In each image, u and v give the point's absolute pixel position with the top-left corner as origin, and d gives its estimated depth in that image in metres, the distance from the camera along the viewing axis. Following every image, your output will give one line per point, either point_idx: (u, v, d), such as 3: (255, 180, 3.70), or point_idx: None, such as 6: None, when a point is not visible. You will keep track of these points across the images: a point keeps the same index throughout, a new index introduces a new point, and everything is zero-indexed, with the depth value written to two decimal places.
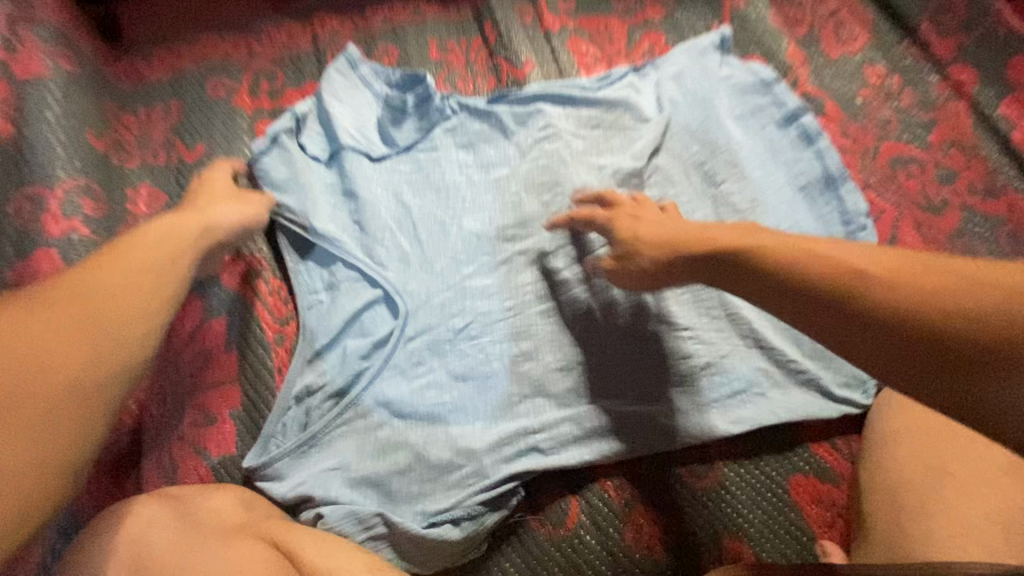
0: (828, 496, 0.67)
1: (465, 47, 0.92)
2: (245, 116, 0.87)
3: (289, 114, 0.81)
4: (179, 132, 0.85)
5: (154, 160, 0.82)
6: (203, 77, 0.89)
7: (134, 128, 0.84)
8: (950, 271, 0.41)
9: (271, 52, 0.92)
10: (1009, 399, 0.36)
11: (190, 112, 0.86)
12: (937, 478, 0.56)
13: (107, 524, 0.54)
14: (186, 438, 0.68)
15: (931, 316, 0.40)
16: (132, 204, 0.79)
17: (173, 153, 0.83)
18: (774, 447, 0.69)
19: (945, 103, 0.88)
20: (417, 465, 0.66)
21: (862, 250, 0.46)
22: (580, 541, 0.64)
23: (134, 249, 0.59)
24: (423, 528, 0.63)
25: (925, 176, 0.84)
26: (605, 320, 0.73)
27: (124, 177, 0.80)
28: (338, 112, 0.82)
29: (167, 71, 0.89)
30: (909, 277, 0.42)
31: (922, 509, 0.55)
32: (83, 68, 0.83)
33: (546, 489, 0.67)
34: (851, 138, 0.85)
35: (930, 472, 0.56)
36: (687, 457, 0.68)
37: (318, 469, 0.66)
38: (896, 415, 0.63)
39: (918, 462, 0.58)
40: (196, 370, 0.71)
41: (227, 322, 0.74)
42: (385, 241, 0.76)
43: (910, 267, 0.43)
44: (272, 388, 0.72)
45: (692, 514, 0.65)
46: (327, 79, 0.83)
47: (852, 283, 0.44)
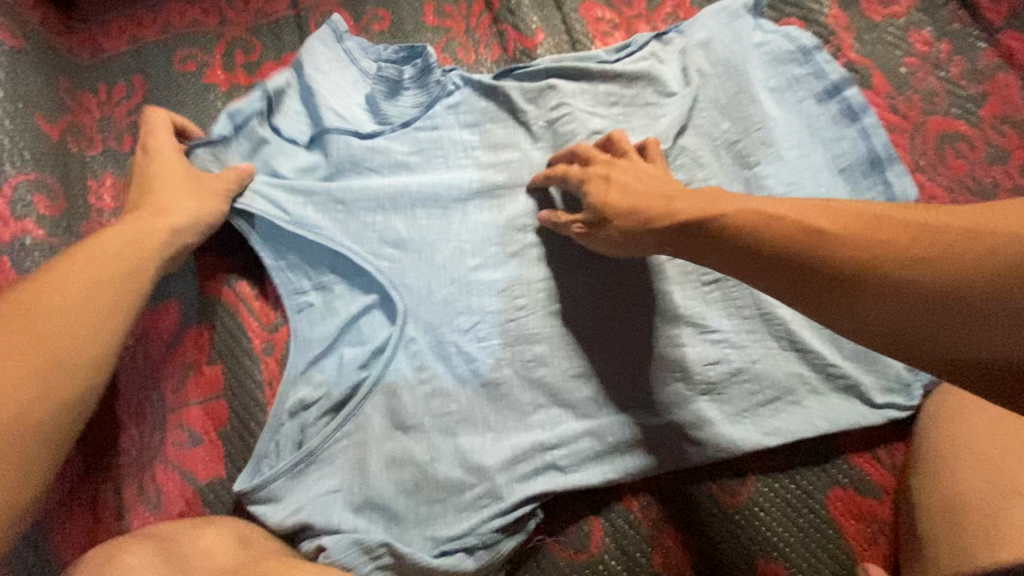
0: (871, 512, 0.61)
1: (465, 10, 0.82)
2: (218, 94, 0.77)
3: (260, 92, 0.70)
4: (145, 113, 0.75)
5: (119, 147, 0.73)
6: (169, 49, 0.78)
7: (95, 110, 0.75)
8: (904, 221, 0.39)
9: (245, 18, 0.81)
10: (954, 337, 0.36)
11: (158, 90, 0.77)
12: (1005, 497, 0.50)
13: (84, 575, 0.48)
14: (170, 462, 0.62)
15: (880, 267, 0.38)
16: (97, 199, 0.71)
17: (140, 138, 0.74)
18: (813, 458, 0.63)
19: (998, 73, 0.80)
20: (425, 485, 0.60)
21: (811, 205, 0.44)
22: (604, 566, 0.60)
23: (91, 260, 0.54)
24: (434, 557, 0.58)
25: (975, 156, 0.76)
26: (627, 321, 0.66)
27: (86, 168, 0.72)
28: (322, 87, 0.71)
29: (128, 41, 0.78)
30: (878, 240, 0.39)
31: (990, 531, 0.49)
32: (31, 40, 0.73)
33: (566, 510, 0.62)
34: (894, 114, 0.77)
35: (997, 491, 0.51)
36: (718, 472, 0.63)
37: (316, 493, 0.60)
38: (951, 426, 0.58)
39: (981, 481, 0.52)
40: (176, 386, 0.64)
41: (209, 330, 0.67)
42: (377, 230, 0.68)
43: (863, 220, 0.41)
44: (262, 404, 0.65)
45: (723, 535, 0.61)
46: (309, 49, 0.73)
47: (806, 240, 0.42)
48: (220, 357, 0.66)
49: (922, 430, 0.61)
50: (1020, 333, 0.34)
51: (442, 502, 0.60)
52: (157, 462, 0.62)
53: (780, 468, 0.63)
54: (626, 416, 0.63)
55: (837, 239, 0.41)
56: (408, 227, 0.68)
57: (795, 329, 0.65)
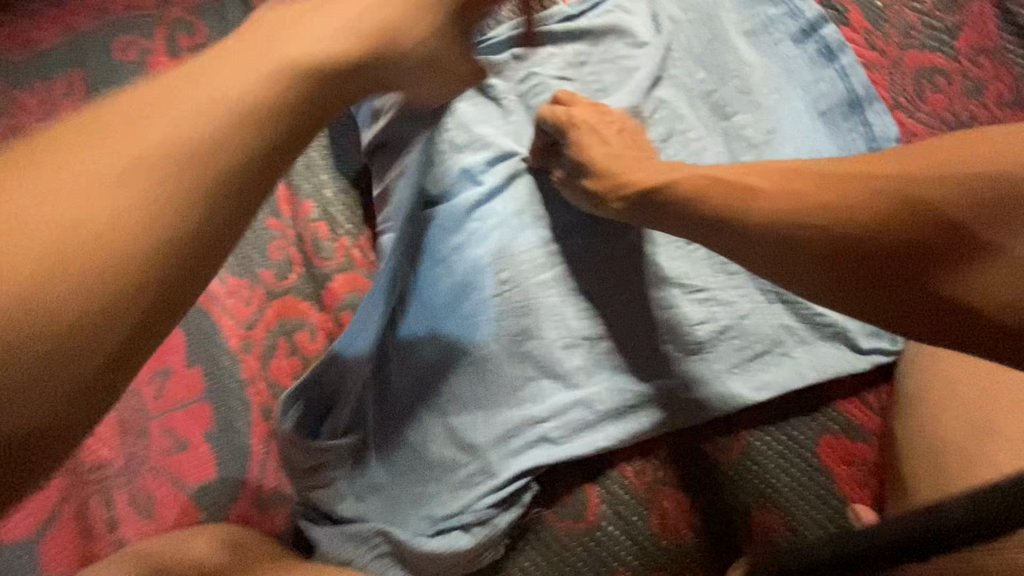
0: (860, 455, 0.62)
1: None
2: None
3: None
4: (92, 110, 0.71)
5: None
6: (107, 36, 0.73)
7: (34, 107, 0.70)
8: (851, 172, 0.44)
9: None
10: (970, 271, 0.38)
11: (99, 81, 0.72)
12: (979, 437, 0.50)
13: None
14: (159, 469, 0.61)
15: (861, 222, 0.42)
16: None
17: None
18: (801, 408, 0.64)
19: (973, 1, 0.77)
20: (417, 468, 0.61)
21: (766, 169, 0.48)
22: (602, 533, 0.60)
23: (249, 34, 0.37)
24: (431, 537, 0.58)
25: (952, 89, 0.74)
26: (610, 287, 0.66)
27: None
28: None
29: (59, 30, 0.73)
30: (844, 195, 0.43)
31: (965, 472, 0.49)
32: None
33: (561, 479, 0.63)
34: (870, 50, 0.75)
35: (974, 431, 0.50)
36: (711, 429, 0.63)
37: (311, 485, 0.60)
38: (935, 365, 0.57)
39: (961, 422, 0.52)
40: (158, 391, 0.63)
41: (184, 332, 0.64)
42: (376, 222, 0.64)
43: (812, 179, 0.45)
44: (246, 402, 0.64)
45: (717, 491, 0.61)
46: None
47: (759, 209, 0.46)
48: (199, 360, 0.64)
49: (907, 372, 0.61)
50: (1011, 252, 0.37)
51: (440, 487, 0.60)
52: (145, 473, 0.60)
53: (772, 422, 0.63)
54: (617, 382, 0.63)
55: (818, 202, 0.43)
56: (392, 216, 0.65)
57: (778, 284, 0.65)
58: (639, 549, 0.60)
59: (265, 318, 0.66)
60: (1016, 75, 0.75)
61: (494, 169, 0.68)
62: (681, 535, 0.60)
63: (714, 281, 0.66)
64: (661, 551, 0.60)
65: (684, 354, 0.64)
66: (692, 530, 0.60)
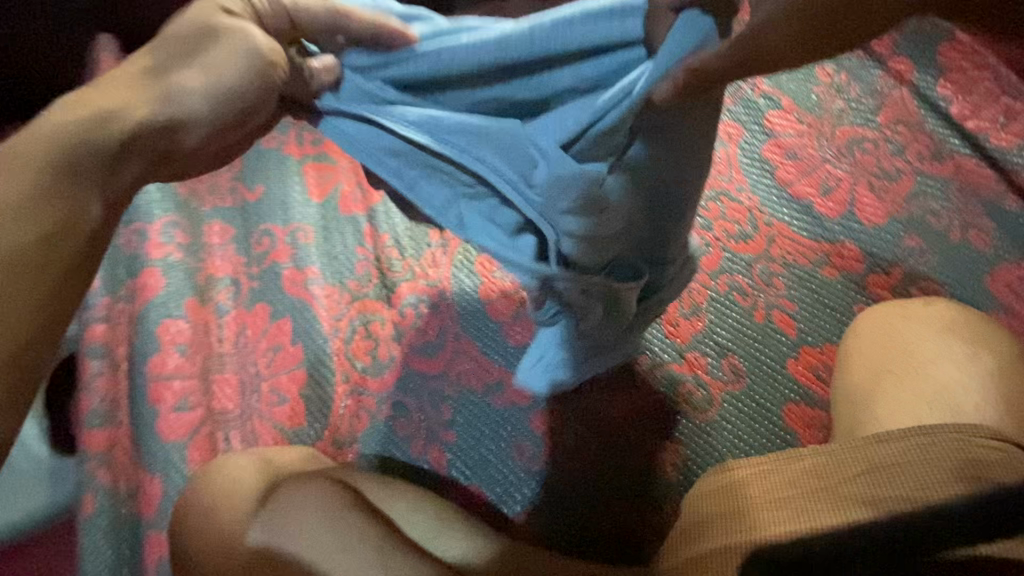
0: (818, 419, 0.76)
1: None
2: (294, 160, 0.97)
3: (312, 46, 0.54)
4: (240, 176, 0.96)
5: (223, 203, 0.93)
6: None
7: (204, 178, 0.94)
8: None
9: None
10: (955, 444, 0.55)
11: (247, 160, 0.97)
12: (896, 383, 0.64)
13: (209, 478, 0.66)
14: (264, 417, 0.80)
15: None
16: (206, 236, 0.91)
17: (238, 196, 0.94)
18: (764, 380, 0.79)
19: (893, 89, 0.99)
20: (460, 418, 0.80)
21: None
22: (600, 467, 0.76)
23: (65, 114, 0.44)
24: (467, 473, 0.77)
25: (879, 152, 0.94)
26: (676, 173, 0.52)
27: (200, 217, 0.91)
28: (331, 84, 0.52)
29: None
30: None
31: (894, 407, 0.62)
32: None
33: (573, 432, 0.78)
34: (807, 124, 0.97)
35: (886, 380, 0.65)
36: (693, 394, 0.79)
37: (377, 430, 0.80)
38: (861, 331, 0.71)
39: (871, 374, 0.66)
40: (267, 363, 0.83)
41: (291, 320, 0.87)
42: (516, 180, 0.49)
43: None
44: (329, 369, 0.84)
45: (698, 444, 0.76)
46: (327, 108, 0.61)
47: None
48: (300, 339, 0.86)
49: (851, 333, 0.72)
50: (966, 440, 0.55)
51: (498, 445, 0.78)
52: (252, 419, 0.79)
53: (743, 391, 0.78)
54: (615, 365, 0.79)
55: None
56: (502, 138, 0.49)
57: (746, 288, 0.85)
58: (628, 484, 0.75)
59: (348, 310, 0.89)
60: (936, 139, 0.95)
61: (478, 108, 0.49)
62: (665, 471, 0.75)
63: (685, 310, 0.84)
64: (648, 483, 0.74)
65: (668, 357, 0.81)
66: (673, 469, 0.75)
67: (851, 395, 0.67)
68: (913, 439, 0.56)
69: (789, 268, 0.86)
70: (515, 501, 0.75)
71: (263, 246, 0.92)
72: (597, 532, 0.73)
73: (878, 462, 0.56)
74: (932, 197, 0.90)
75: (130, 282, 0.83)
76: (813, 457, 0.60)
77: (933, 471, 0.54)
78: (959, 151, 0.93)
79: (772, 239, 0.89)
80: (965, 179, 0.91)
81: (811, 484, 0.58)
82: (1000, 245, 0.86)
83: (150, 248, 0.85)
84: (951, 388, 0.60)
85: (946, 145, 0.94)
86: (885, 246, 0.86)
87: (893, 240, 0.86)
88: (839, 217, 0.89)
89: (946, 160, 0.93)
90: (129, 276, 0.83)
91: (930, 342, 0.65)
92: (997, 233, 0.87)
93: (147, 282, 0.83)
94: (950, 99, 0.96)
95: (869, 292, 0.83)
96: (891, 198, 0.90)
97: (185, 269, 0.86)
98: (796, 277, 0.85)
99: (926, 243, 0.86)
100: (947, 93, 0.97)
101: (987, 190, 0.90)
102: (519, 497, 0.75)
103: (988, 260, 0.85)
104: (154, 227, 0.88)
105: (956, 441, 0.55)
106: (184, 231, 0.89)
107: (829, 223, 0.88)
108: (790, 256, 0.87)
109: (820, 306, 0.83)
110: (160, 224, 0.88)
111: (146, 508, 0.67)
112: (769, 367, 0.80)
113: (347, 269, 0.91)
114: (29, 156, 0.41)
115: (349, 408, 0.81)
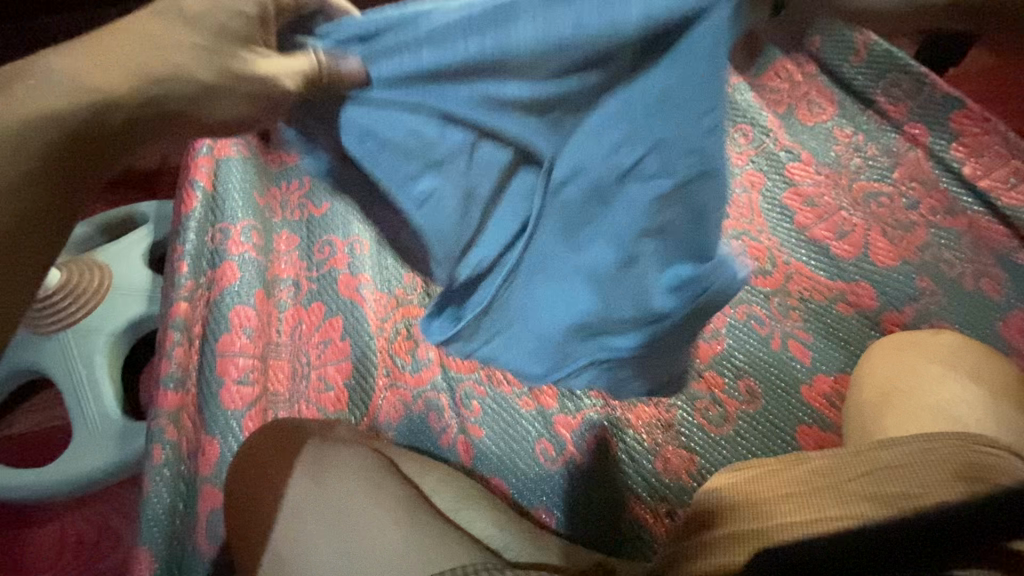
0: (830, 442, 0.81)
1: None
2: None
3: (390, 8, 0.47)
4: (309, 196, 1.06)
5: (292, 216, 1.05)
6: None
7: (278, 194, 1.07)
8: None
9: None
10: (949, 448, 0.59)
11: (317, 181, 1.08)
12: (894, 401, 0.71)
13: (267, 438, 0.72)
14: (313, 401, 0.88)
15: None
16: (276, 242, 1.03)
17: (305, 211, 1.05)
18: (780, 402, 0.83)
19: (908, 151, 1.05)
20: (488, 415, 0.86)
21: None
22: (618, 468, 0.81)
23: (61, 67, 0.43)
24: (490, 465, 0.83)
25: (894, 205, 1.01)
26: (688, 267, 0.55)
27: (272, 226, 1.03)
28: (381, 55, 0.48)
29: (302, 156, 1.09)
30: None
31: (892, 421, 0.69)
32: (251, 152, 1.05)
33: (593, 434, 0.83)
34: (823, 176, 1.05)
35: (887, 398, 0.72)
36: (710, 409, 0.83)
37: (412, 421, 0.87)
38: (873, 356, 0.78)
39: (876, 394, 0.73)
40: (319, 354, 0.92)
41: (342, 318, 0.95)
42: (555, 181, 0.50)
43: None
44: (373, 363, 0.91)
45: (712, 455, 0.80)
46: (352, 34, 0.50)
47: None
48: (349, 337, 0.93)
49: (864, 361, 0.78)
50: (962, 445, 0.58)
51: (521, 444, 0.83)
52: (301, 402, 0.88)
53: (758, 411, 0.83)
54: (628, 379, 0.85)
55: None
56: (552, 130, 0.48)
57: (764, 318, 0.90)
58: (645, 486, 0.79)
59: (394, 315, 0.96)
60: (949, 196, 1.01)
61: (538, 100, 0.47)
62: (681, 478, 0.79)
63: (705, 334, 0.89)
64: (664, 487, 0.79)
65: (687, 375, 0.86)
66: (688, 476, 0.79)
67: (866, 409, 0.73)
68: (916, 444, 0.61)
69: (805, 303, 0.92)
70: (537, 494, 0.80)
71: (324, 254, 1.01)
72: (609, 531, 0.78)
73: (881, 464, 0.60)
74: (944, 248, 0.96)
75: (211, 273, 0.94)
76: (820, 461, 0.64)
77: (933, 471, 0.57)
78: (972, 207, 0.99)
79: (790, 276, 0.95)
80: (978, 233, 0.97)
81: (816, 483, 0.62)
82: (1011, 295, 0.91)
83: (230, 245, 0.96)
84: (947, 408, 0.67)
85: (959, 203, 1.00)
86: (898, 285, 0.93)
87: (902, 282, 0.93)
88: (854, 258, 0.96)
89: (960, 215, 0.99)
90: (211, 268, 0.95)
91: (934, 369, 0.72)
92: (1008, 283, 0.92)
93: (225, 274, 0.94)
94: (963, 160, 1.02)
95: (882, 328, 0.90)
96: (903, 247, 0.96)
97: (256, 265, 0.96)
98: (812, 311, 0.91)
99: (937, 286, 0.93)
100: (961, 156, 1.02)
101: (999, 244, 0.95)
102: (539, 491, 0.80)
103: (999, 308, 0.91)
104: (235, 227, 0.98)
105: (950, 447, 0.59)
106: (259, 234, 1.00)
107: (844, 264, 0.95)
108: (806, 292, 0.93)
109: (834, 339, 0.88)
110: (240, 225, 0.99)
111: (203, 466, 0.78)
112: (784, 390, 0.84)
113: (396, 278, 0.99)
114: (50, 100, 0.42)
115: (389, 398, 0.89)
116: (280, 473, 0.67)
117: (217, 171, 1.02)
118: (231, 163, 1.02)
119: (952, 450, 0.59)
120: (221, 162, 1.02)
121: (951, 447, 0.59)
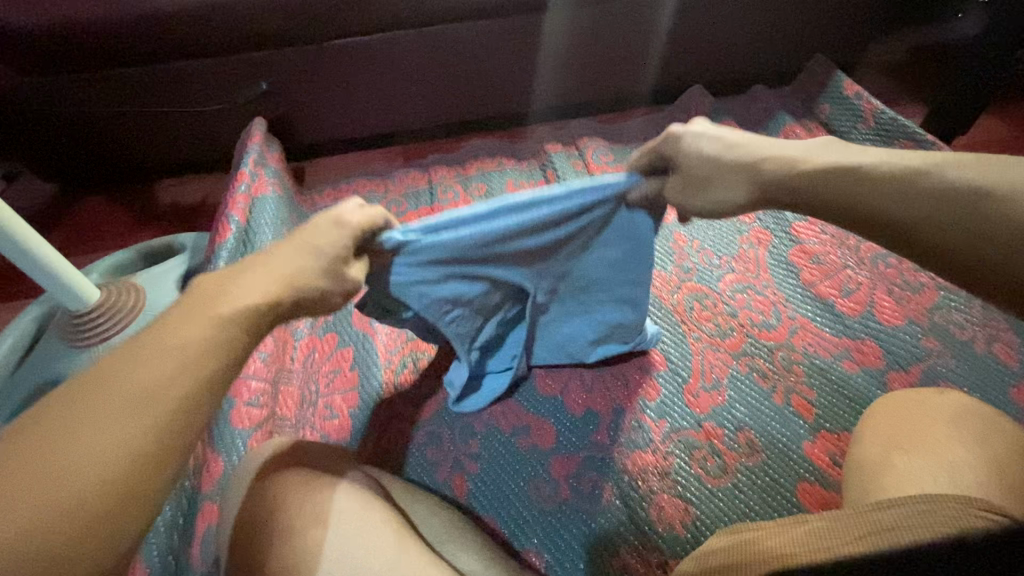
0: (834, 503, 0.78)
1: (534, 185, 1.25)
2: None
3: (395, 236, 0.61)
4: None
5: None
6: None
7: None
8: (943, 214, 0.51)
9: (399, 189, 1.29)
10: (956, 513, 0.52)
11: None
12: (894, 454, 0.69)
13: (250, 465, 0.72)
14: (317, 427, 0.90)
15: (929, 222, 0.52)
16: None
17: None
18: (781, 457, 0.82)
19: None
20: (485, 452, 0.87)
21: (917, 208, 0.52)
22: (612, 515, 0.79)
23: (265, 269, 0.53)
24: (478, 502, 0.83)
25: (903, 266, 1.01)
26: (608, 526, 0.79)
27: None
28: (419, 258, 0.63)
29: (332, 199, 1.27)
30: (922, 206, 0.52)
31: (893, 475, 0.67)
32: (284, 194, 1.20)
33: (584, 476, 0.83)
34: (829, 235, 1.07)
35: (888, 451, 0.70)
36: (708, 461, 0.83)
37: (410, 452, 0.88)
38: (876, 411, 0.78)
39: (879, 449, 0.72)
40: (330, 382, 0.95)
41: (354, 349, 0.99)
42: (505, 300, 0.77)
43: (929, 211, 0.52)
44: (379, 393, 0.94)
45: (708, 506, 0.79)
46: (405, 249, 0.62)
47: (908, 240, 0.53)
48: (358, 366, 0.97)
49: (864, 420, 0.79)
50: (965, 507, 0.52)
51: (517, 484, 0.84)
52: (305, 428, 0.90)
53: (757, 466, 0.82)
54: (629, 428, 0.87)
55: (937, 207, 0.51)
56: (499, 270, 0.71)
57: (767, 371, 0.91)
58: (640, 532, 0.78)
59: (403, 347, 0.99)
60: None
61: (488, 225, 0.62)
62: (676, 527, 0.77)
63: (707, 384, 0.90)
64: (660, 538, 0.77)
65: (688, 424, 0.86)
66: (685, 526, 0.77)
67: (865, 466, 0.71)
68: (914, 505, 0.53)
69: (810, 358, 0.92)
70: (525, 535, 0.79)
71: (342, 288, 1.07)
72: None
73: (878, 527, 0.53)
74: (955, 311, 0.95)
75: None
76: (817, 524, 0.56)
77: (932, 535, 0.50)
78: None
79: (794, 330, 0.95)
80: None
81: (808, 549, 0.53)
82: None
83: None
84: (948, 460, 0.65)
85: None
86: (904, 345, 0.92)
87: (909, 343, 0.92)
88: (859, 316, 0.96)
89: None
90: None
91: (940, 429, 0.70)
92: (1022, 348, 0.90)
93: None
94: None
95: (887, 386, 0.88)
96: (912, 309, 0.96)
97: None
98: (817, 367, 0.91)
99: (944, 347, 0.92)
100: None
101: None
102: (527, 533, 0.79)
103: (1013, 372, 0.88)
104: None
105: (958, 511, 0.52)
106: None
107: (850, 321, 0.96)
108: (812, 347, 0.93)
109: (839, 397, 0.87)
110: None
111: (205, 482, 0.81)
112: (786, 447, 0.83)
113: None
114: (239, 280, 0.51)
115: (387, 424, 0.91)
116: (274, 481, 0.68)
117: (251, 207, 1.11)
118: (264, 200, 1.13)
119: (959, 511, 0.52)
120: (257, 200, 1.13)
121: (959, 510, 0.52)
